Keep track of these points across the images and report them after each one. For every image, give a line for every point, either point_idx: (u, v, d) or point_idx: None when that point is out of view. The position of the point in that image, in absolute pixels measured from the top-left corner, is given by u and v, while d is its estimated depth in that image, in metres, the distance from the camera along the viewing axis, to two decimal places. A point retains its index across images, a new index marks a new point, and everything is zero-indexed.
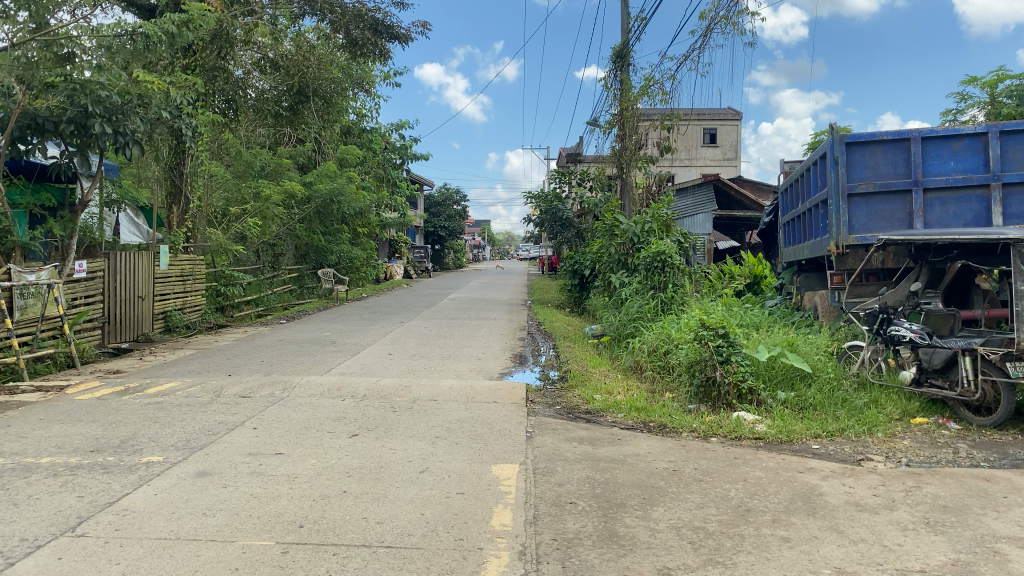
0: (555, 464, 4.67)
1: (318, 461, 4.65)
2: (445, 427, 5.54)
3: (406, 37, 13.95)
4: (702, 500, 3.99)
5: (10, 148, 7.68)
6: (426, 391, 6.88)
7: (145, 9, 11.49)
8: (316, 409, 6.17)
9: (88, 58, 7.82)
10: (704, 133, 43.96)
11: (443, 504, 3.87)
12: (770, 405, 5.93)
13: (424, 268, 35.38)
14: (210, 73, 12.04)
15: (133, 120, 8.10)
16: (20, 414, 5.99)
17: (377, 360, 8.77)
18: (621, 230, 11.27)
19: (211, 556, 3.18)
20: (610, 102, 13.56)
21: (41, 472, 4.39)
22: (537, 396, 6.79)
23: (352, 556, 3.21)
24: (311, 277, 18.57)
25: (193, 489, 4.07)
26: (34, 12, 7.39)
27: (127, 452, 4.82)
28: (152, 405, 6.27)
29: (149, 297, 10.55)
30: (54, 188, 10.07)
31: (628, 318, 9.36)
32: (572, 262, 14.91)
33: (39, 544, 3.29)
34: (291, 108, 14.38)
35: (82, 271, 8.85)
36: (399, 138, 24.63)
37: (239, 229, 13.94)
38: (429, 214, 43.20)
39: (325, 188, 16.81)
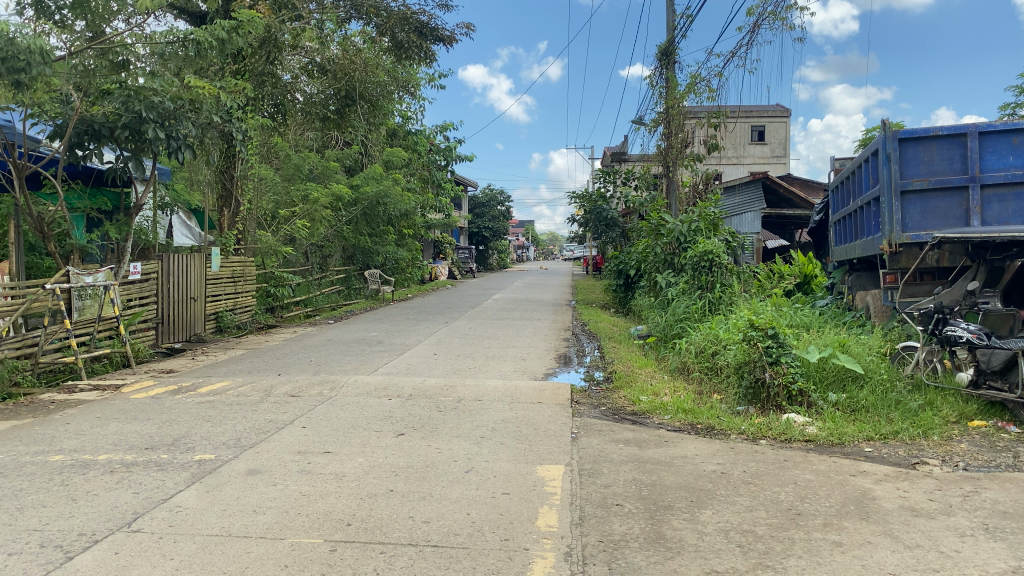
0: (601, 466, 4.64)
1: (365, 460, 4.68)
2: (491, 428, 5.55)
3: (450, 39, 13.99)
4: (751, 503, 3.94)
5: (69, 154, 7.86)
6: (472, 391, 6.91)
7: (196, 16, 11.72)
8: (363, 408, 6.21)
9: (142, 65, 8.13)
10: (752, 130, 43.35)
11: (489, 504, 3.88)
12: (820, 407, 5.83)
13: (468, 268, 35.57)
14: (259, 78, 12.26)
15: (185, 125, 8.20)
16: (78, 412, 6.16)
17: (423, 359, 8.83)
18: (667, 230, 11.18)
19: (261, 553, 3.23)
20: (657, 100, 13.44)
21: (98, 469, 4.50)
22: (582, 396, 6.78)
23: (399, 555, 3.23)
24: (358, 278, 18.78)
25: (243, 486, 4.14)
26: (91, 21, 7.66)
27: (180, 450, 4.92)
28: (205, 404, 6.39)
29: (201, 298, 10.77)
30: (110, 193, 10.40)
31: (675, 319, 9.27)
32: (616, 263, 14.85)
33: (97, 539, 3.38)
34: (337, 112, 14.53)
35: (137, 274, 9.05)
36: (444, 140, 24.71)
37: (289, 231, 14.20)
38: (473, 215, 43.40)
39: (372, 190, 16.96)
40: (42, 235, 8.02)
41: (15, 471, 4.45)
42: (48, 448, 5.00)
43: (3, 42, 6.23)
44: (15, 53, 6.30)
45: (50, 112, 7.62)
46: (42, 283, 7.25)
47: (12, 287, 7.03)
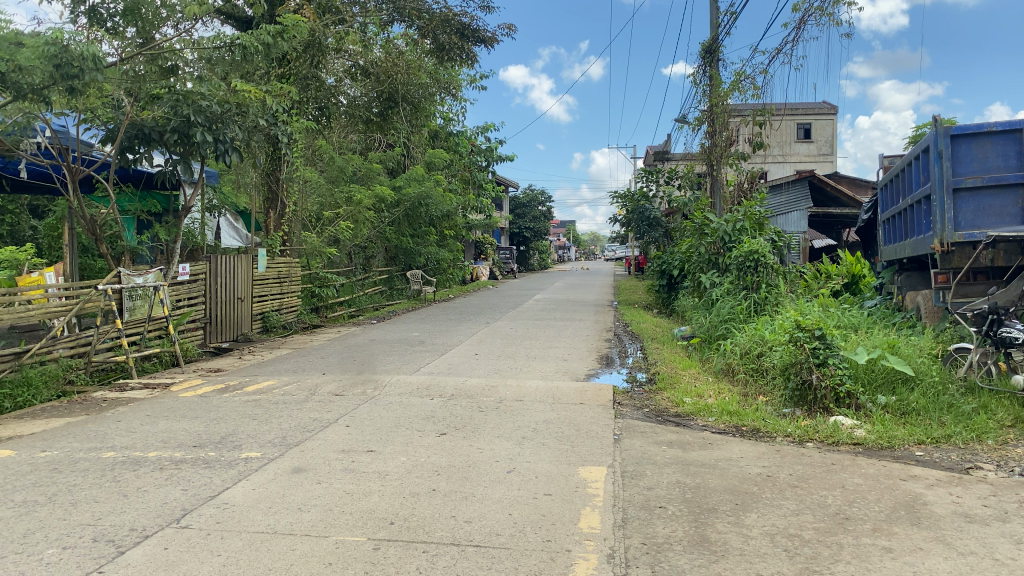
0: (643, 467, 4.61)
1: (408, 459, 4.71)
2: (533, 428, 5.55)
3: (492, 40, 14.03)
4: (798, 507, 3.87)
5: (120, 157, 8.07)
6: (513, 391, 6.92)
7: (243, 21, 11.90)
8: (406, 408, 6.25)
9: (190, 70, 8.25)
10: (798, 128, 42.71)
11: (531, 505, 3.87)
12: (869, 410, 5.70)
13: (509, 268, 35.65)
14: (304, 81, 12.41)
15: (232, 128, 8.34)
16: (129, 410, 6.30)
17: (465, 359, 8.86)
18: (711, 229, 11.07)
19: (305, 551, 3.26)
20: (700, 98, 13.31)
21: (148, 465, 4.60)
22: (625, 398, 6.73)
23: (441, 555, 3.24)
24: (400, 279, 18.94)
25: (288, 484, 4.20)
26: (141, 28, 7.84)
27: (227, 447, 5.00)
28: (251, 403, 6.50)
29: (248, 299, 10.94)
30: (159, 196, 10.63)
31: (720, 319, 9.16)
32: (659, 262, 14.74)
33: (147, 534, 3.45)
34: (381, 114, 14.62)
35: (185, 274, 9.22)
36: (485, 141, 24.78)
37: (333, 232, 14.37)
38: (514, 215, 43.45)
39: (414, 192, 17.06)
40: (95, 236, 8.21)
41: (70, 467, 4.57)
42: (101, 444, 5.13)
43: (58, 49, 6.39)
44: (68, 59, 6.44)
45: (102, 117, 7.84)
46: (95, 283, 7.43)
47: (67, 287, 7.21)
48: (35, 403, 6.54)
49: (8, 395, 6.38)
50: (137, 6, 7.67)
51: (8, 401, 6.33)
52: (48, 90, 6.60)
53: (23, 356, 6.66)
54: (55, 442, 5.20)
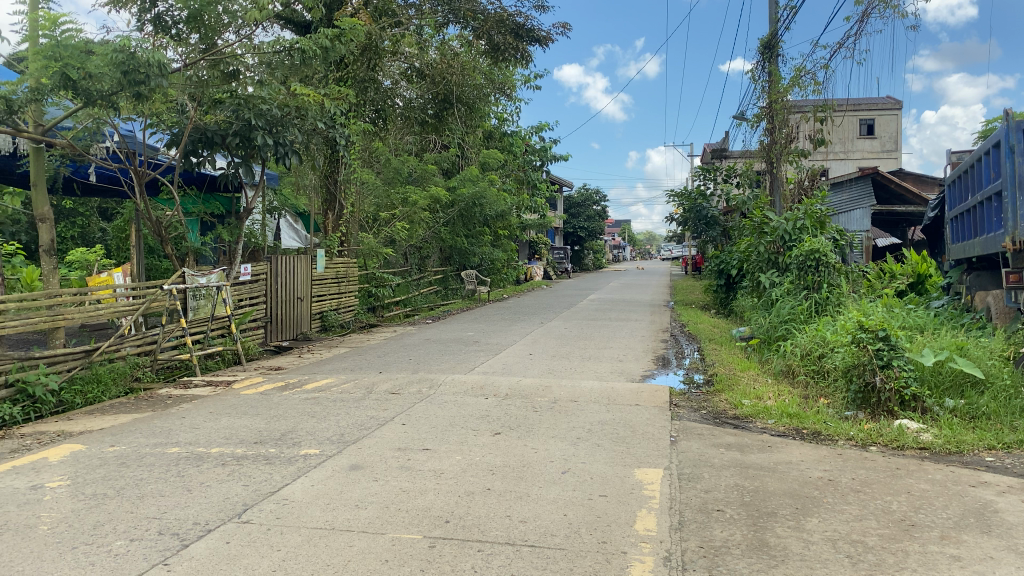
0: (701, 470, 4.55)
1: (463, 458, 4.74)
2: (588, 429, 5.53)
3: (546, 39, 14.02)
4: (861, 513, 3.78)
5: (184, 161, 8.26)
6: (568, 391, 6.90)
7: (301, 25, 12.10)
8: (460, 407, 6.28)
9: (252, 74, 8.39)
10: (861, 124, 41.74)
11: (586, 505, 3.86)
12: (936, 413, 5.53)
13: (563, 268, 35.54)
14: (361, 84, 12.58)
15: (292, 131, 8.60)
16: (193, 407, 6.47)
17: (519, 359, 8.87)
18: (771, 227, 10.88)
19: (363, 547, 3.30)
20: (759, 95, 13.09)
21: (211, 461, 4.71)
22: (682, 399, 6.65)
23: (496, 554, 3.25)
24: (454, 279, 19.06)
25: (346, 481, 4.25)
26: (204, 34, 7.95)
27: (287, 444, 5.09)
28: (310, 401, 6.61)
29: (307, 298, 11.13)
30: (222, 198, 10.84)
31: (779, 319, 9.00)
32: (717, 262, 14.53)
33: (210, 529, 3.53)
34: (436, 115, 14.62)
35: (247, 275, 9.41)
36: (540, 140, 24.74)
37: (389, 233, 14.52)
38: (569, 215, 43.31)
39: (468, 191, 17.13)
40: (160, 237, 8.44)
41: (137, 462, 4.71)
42: (166, 440, 5.27)
43: (126, 56, 6.56)
44: (136, 66, 6.64)
45: (167, 121, 8.15)
46: (161, 283, 7.66)
47: (134, 287, 7.42)
48: (104, 399, 6.76)
49: (79, 391, 6.60)
50: (200, 14, 7.80)
51: (78, 397, 6.55)
52: (116, 95, 6.80)
53: (93, 354, 6.84)
54: (122, 437, 5.36)
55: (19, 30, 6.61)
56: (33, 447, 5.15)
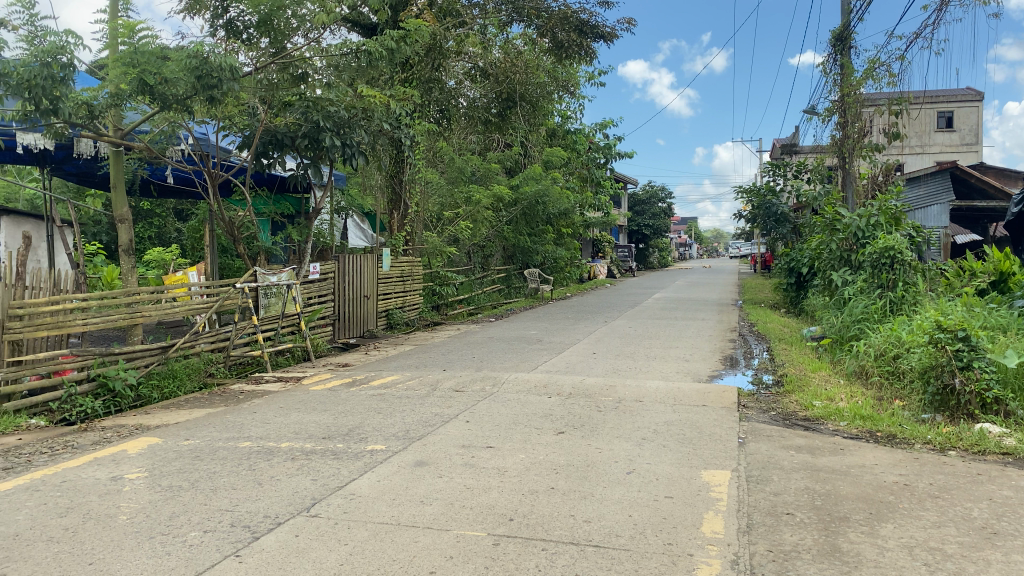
0: (770, 472, 4.45)
1: (527, 456, 4.74)
2: (653, 429, 5.48)
3: (611, 35, 13.91)
4: (939, 519, 3.64)
5: (255, 162, 8.53)
6: (633, 391, 6.84)
7: (368, 28, 12.29)
8: (524, 405, 6.29)
9: (320, 77, 8.43)
10: (938, 117, 40.38)
11: (652, 506, 3.82)
12: (1021, 417, 5.31)
13: (627, 267, 35.25)
14: (426, 85, 12.71)
15: (358, 132, 8.74)
16: (264, 402, 6.63)
17: (583, 359, 8.82)
18: (843, 224, 10.58)
19: (428, 543, 3.33)
20: (830, 88, 12.78)
21: (281, 455, 4.82)
22: (750, 400, 6.54)
23: (561, 553, 3.24)
24: (517, 277, 19.13)
25: (411, 477, 4.30)
26: (273, 39, 8.13)
27: (354, 440, 5.18)
28: (377, 397, 6.71)
29: (373, 297, 11.29)
30: (292, 199, 11.10)
31: (852, 319, 8.76)
32: (787, 260, 14.22)
33: (280, 522, 3.60)
34: (499, 115, 14.76)
35: (316, 273, 9.58)
36: (604, 138, 24.57)
37: (453, 232, 14.65)
38: (634, 213, 42.93)
39: (531, 190, 17.10)
40: (233, 237, 8.64)
41: (211, 455, 4.85)
42: (238, 434, 5.41)
43: (199, 61, 6.75)
44: (209, 71, 6.80)
45: (239, 124, 8.40)
46: (234, 282, 7.90)
47: (208, 285, 7.67)
48: (179, 394, 6.96)
49: (157, 386, 6.82)
50: (269, 19, 7.96)
51: (156, 392, 6.76)
52: (190, 100, 7.00)
53: (169, 350, 7.09)
54: (197, 431, 5.52)
55: (99, 38, 6.87)
56: (113, 440, 5.35)
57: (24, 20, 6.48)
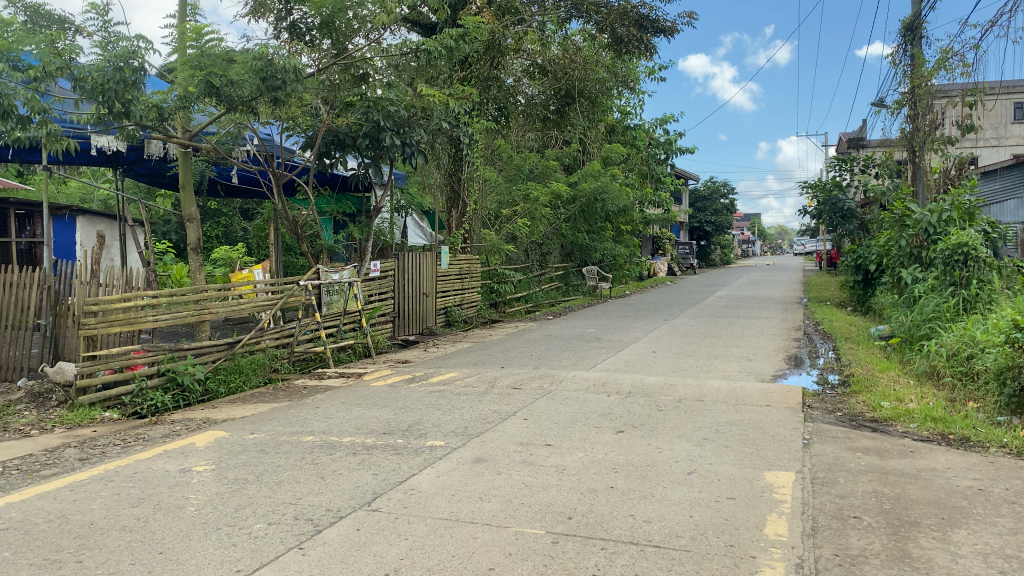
0: (836, 474, 4.35)
1: (585, 455, 4.72)
2: (715, 429, 5.39)
3: (671, 29, 13.75)
4: (1016, 526, 3.50)
5: (318, 162, 8.74)
6: (694, 391, 6.75)
7: (427, 27, 12.40)
8: (583, 403, 6.27)
9: (381, 77, 8.55)
10: (1015, 108, 38.87)
11: (713, 507, 3.76)
12: None
13: (688, 264, 34.81)
14: (485, 83, 12.75)
15: (418, 131, 8.84)
16: (326, 397, 6.75)
17: (642, 357, 8.74)
18: (913, 220, 10.27)
19: (487, 540, 3.34)
20: (900, 80, 12.37)
21: (343, 450, 4.89)
22: (815, 400, 6.39)
23: (620, 553, 3.21)
24: (576, 275, 19.10)
25: (470, 473, 4.32)
26: (335, 40, 8.26)
27: (414, 435, 5.23)
28: (436, 394, 6.76)
29: (432, 294, 11.39)
30: (354, 198, 11.29)
31: (922, 318, 8.50)
32: (854, 257, 13.86)
33: (341, 515, 3.66)
34: (558, 111, 14.84)
35: (377, 271, 9.69)
36: (664, 133, 24.30)
37: (511, 229, 14.70)
38: (695, 209, 42.31)
39: (590, 186, 16.91)
40: (296, 236, 8.78)
41: (275, 449, 4.95)
42: (302, 428, 5.51)
43: (264, 63, 6.88)
44: (273, 72, 6.92)
45: (302, 125, 8.58)
46: (298, 279, 8.07)
47: (274, 283, 7.83)
48: (245, 389, 7.13)
49: (223, 381, 6.99)
50: (332, 20, 8.11)
51: (222, 386, 6.93)
52: (255, 101, 7.17)
53: (235, 346, 7.25)
54: (262, 425, 5.65)
55: (169, 42, 7.07)
56: (182, 433, 5.50)
57: (98, 27, 6.71)
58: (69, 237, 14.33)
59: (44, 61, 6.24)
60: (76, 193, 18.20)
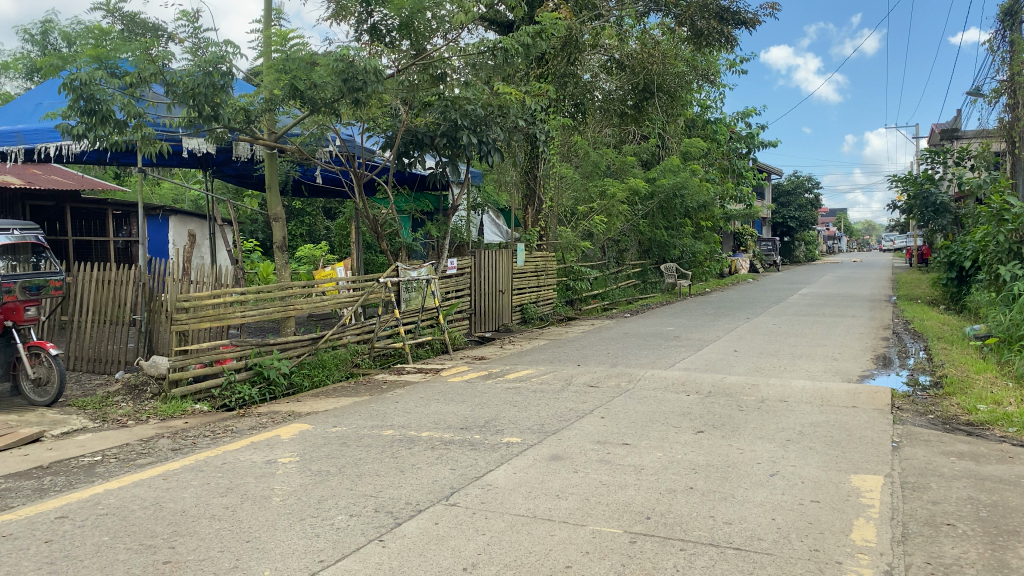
0: (928, 479, 4.17)
1: (664, 454, 4.67)
2: (799, 431, 5.25)
3: (753, 21, 13.44)
4: None
5: (397, 161, 8.92)
6: (777, 391, 6.59)
7: (504, 25, 12.46)
8: (661, 402, 6.20)
9: (458, 76, 8.60)
10: None
11: (796, 510, 3.66)
12: None
13: (771, 261, 34.00)
14: (561, 79, 12.74)
15: (494, 129, 8.89)
16: (405, 392, 6.86)
17: (723, 356, 8.58)
18: (1013, 214, 9.78)
19: (564, 538, 3.33)
20: (999, 67, 11.80)
21: (421, 444, 4.96)
22: (905, 403, 6.15)
23: (700, 554, 3.17)
24: (654, 272, 18.93)
25: (547, 470, 4.32)
26: (414, 41, 8.36)
27: (491, 431, 5.26)
28: (512, 390, 6.79)
29: (508, 291, 11.43)
30: (432, 196, 11.47)
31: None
32: (948, 253, 13.29)
33: (421, 509, 3.71)
34: (636, 106, 14.61)
35: (454, 269, 9.77)
36: (746, 127, 23.76)
37: (587, 226, 14.64)
38: (778, 204, 41.23)
39: (668, 182, 16.69)
40: (376, 234, 8.92)
41: (356, 442, 5.06)
42: (382, 422, 5.61)
43: (346, 64, 7.02)
44: (355, 74, 7.06)
45: (382, 125, 8.71)
46: (377, 277, 8.21)
47: (355, 280, 7.99)
48: (328, 382, 7.30)
49: (307, 375, 7.17)
50: (411, 21, 8.16)
51: (306, 380, 7.11)
52: (338, 103, 7.28)
53: (319, 341, 7.42)
54: (343, 419, 5.78)
55: (254, 47, 7.27)
56: (268, 425, 5.67)
57: (189, 33, 6.97)
58: (162, 237, 14.96)
59: (140, 68, 6.54)
60: (169, 194, 18.99)
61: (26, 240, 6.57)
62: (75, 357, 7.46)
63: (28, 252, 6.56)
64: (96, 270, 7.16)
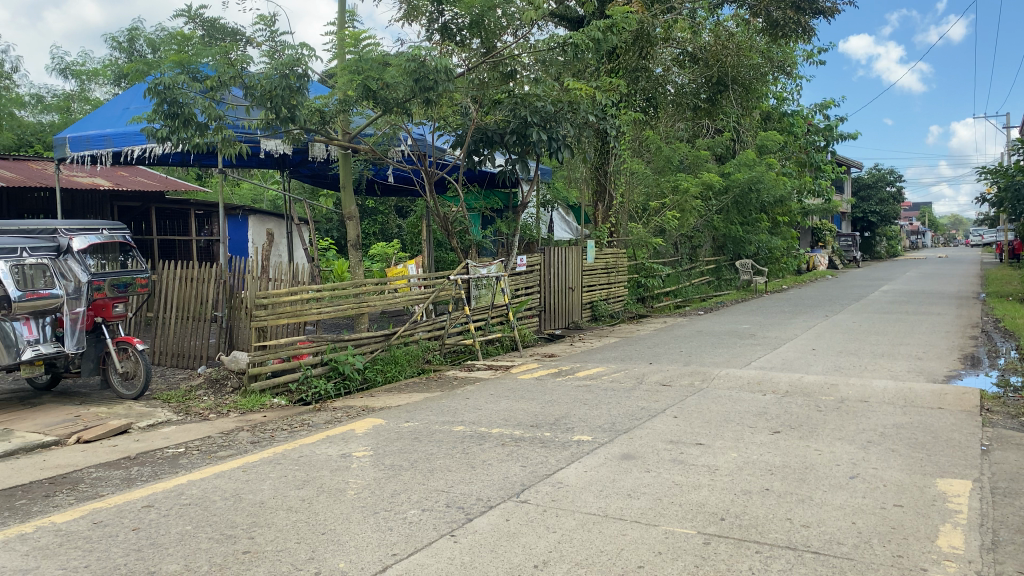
0: (1021, 486, 3.98)
1: (739, 455, 4.57)
2: (880, 432, 5.08)
3: (832, 10, 13.06)
4: None
5: (468, 160, 9.03)
6: (857, 391, 6.39)
7: (574, 21, 12.44)
8: (735, 402, 6.08)
9: (528, 73, 8.62)
10: None
11: (878, 514, 3.55)
12: None
13: (850, 257, 33.00)
14: (633, 74, 12.66)
15: (564, 125, 8.79)
16: (476, 389, 6.91)
17: (800, 355, 8.36)
18: None
19: (636, 537, 3.30)
20: None
21: (492, 441, 4.99)
22: (995, 404, 5.89)
23: (776, 557, 3.09)
24: (729, 269, 18.63)
25: (619, 469, 4.29)
26: (484, 38, 8.37)
27: (561, 429, 5.24)
28: (583, 388, 6.75)
29: (578, 288, 11.38)
30: (500, 194, 11.50)
31: None
32: None
33: (492, 505, 3.73)
34: (709, 99, 14.37)
35: (523, 266, 9.79)
36: (824, 119, 23.10)
37: (659, 222, 14.48)
38: (858, 198, 39.94)
39: (743, 177, 16.35)
40: (447, 232, 8.99)
41: (428, 437, 5.12)
42: (452, 419, 5.66)
43: (417, 64, 7.11)
44: (426, 73, 7.15)
45: (453, 124, 8.75)
46: (448, 274, 8.29)
47: (426, 277, 8.09)
48: (401, 378, 7.39)
49: (380, 370, 7.28)
50: (482, 19, 8.21)
51: (379, 376, 7.22)
52: (409, 103, 7.36)
53: (391, 337, 7.55)
54: (415, 415, 5.84)
55: (329, 49, 7.42)
56: (343, 420, 5.78)
57: (266, 37, 7.15)
58: (242, 236, 15.40)
59: (219, 71, 6.72)
60: (248, 194, 19.51)
61: (114, 240, 6.79)
62: (159, 352, 7.73)
63: (116, 251, 6.79)
64: (180, 268, 7.41)
